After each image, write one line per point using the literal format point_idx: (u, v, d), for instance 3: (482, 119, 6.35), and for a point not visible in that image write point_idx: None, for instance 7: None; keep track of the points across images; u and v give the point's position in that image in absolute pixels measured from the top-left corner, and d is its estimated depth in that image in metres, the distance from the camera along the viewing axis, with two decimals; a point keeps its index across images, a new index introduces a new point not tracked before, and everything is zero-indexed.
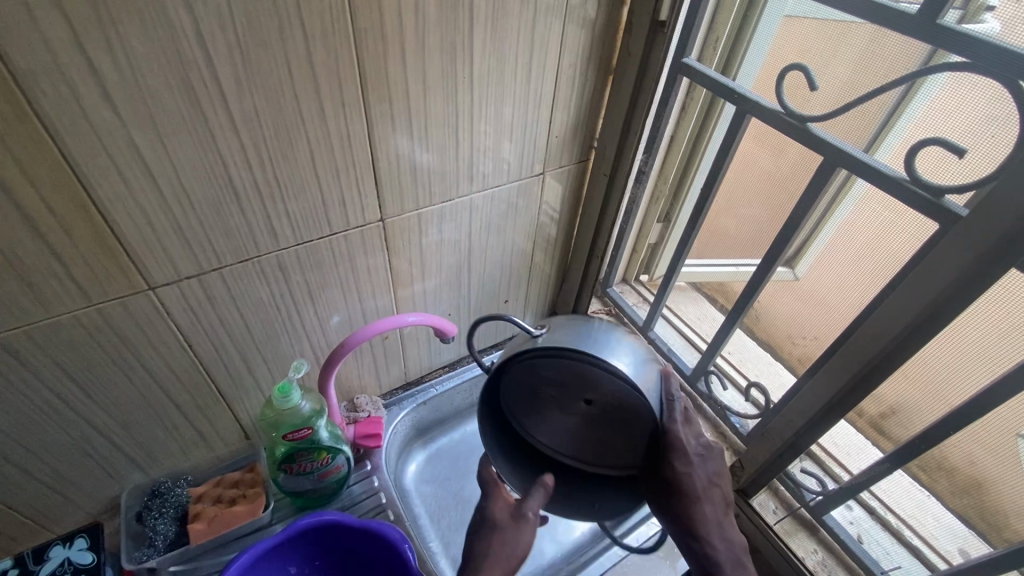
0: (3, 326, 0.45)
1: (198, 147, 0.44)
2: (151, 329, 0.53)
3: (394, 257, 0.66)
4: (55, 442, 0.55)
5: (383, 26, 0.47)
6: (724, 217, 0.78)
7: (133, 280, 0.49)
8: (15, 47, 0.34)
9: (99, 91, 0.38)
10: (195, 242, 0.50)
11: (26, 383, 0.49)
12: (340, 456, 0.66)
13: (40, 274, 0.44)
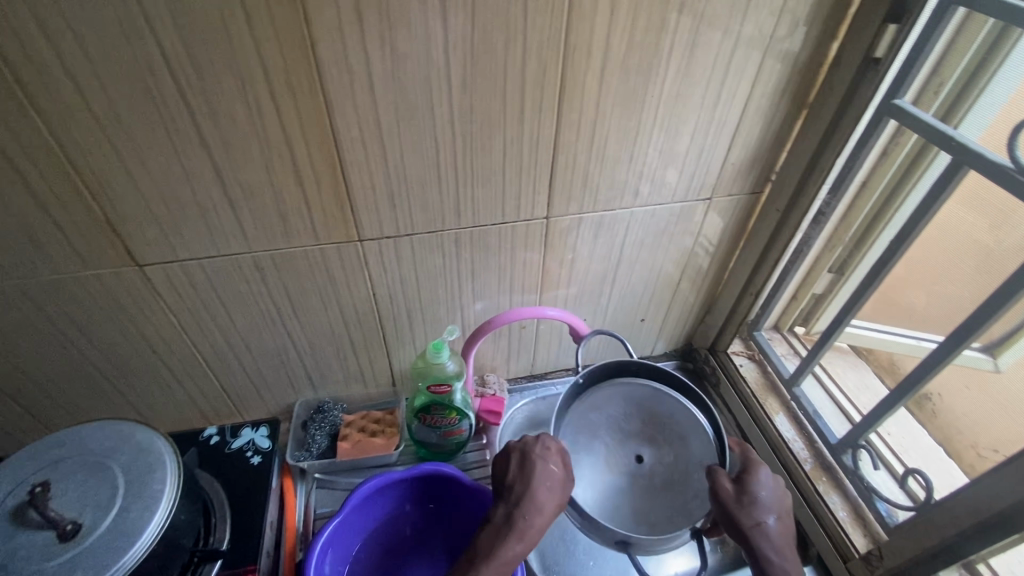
0: (261, 247, 0.59)
1: (422, 132, 0.54)
2: (350, 272, 0.64)
3: (549, 255, 0.71)
4: (265, 346, 0.70)
5: (591, 45, 0.52)
6: (913, 292, 0.75)
7: (350, 231, 0.60)
8: (325, 40, 0.46)
9: (367, 78, 0.49)
10: (399, 209, 0.60)
11: (261, 294, 0.64)
12: (465, 421, 0.73)
13: (293, 213, 0.57)
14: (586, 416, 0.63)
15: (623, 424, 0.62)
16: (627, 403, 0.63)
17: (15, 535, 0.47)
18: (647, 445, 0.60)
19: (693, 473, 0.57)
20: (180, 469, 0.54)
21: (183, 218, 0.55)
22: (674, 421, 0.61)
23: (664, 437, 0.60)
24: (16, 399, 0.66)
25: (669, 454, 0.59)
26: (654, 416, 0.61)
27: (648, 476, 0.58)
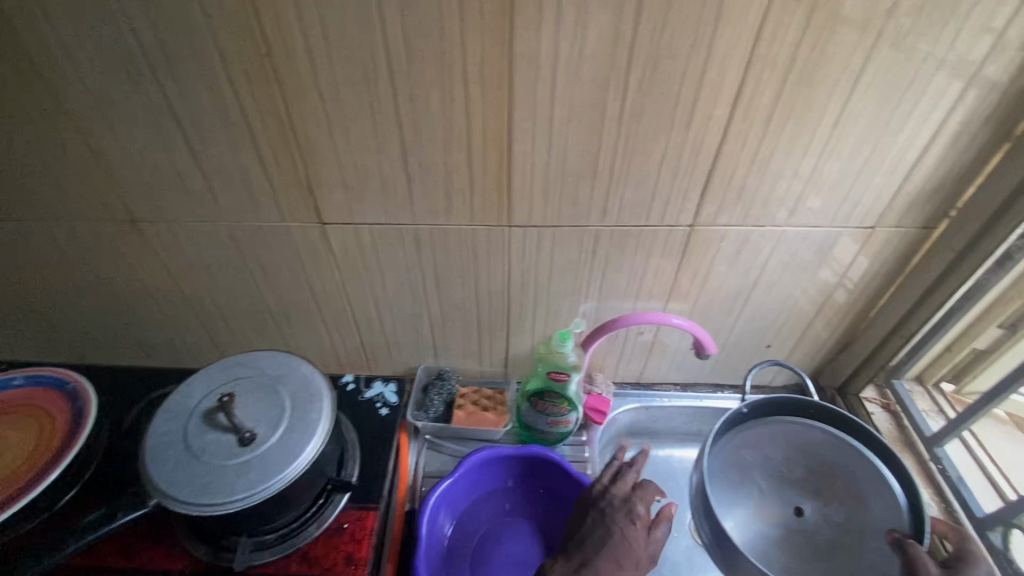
0: (422, 220, 0.65)
1: (589, 130, 0.56)
2: (494, 254, 0.69)
3: (685, 264, 0.71)
4: (405, 309, 0.76)
5: (778, 57, 0.51)
6: None
7: (502, 216, 0.64)
8: (522, 38, 0.50)
9: (550, 75, 0.52)
10: (551, 201, 0.63)
11: (412, 262, 0.70)
12: (574, 413, 0.75)
13: (456, 193, 0.62)
14: (751, 450, 0.69)
15: (786, 469, 0.68)
16: (796, 446, 0.68)
17: (207, 433, 0.56)
18: (809, 498, 0.66)
19: (867, 540, 0.61)
20: (334, 403, 0.61)
21: (365, 186, 0.62)
22: (848, 479, 0.65)
23: (832, 493, 0.65)
24: (205, 324, 0.79)
25: (836, 512, 0.64)
26: (823, 467, 0.66)
27: (808, 527, 0.64)
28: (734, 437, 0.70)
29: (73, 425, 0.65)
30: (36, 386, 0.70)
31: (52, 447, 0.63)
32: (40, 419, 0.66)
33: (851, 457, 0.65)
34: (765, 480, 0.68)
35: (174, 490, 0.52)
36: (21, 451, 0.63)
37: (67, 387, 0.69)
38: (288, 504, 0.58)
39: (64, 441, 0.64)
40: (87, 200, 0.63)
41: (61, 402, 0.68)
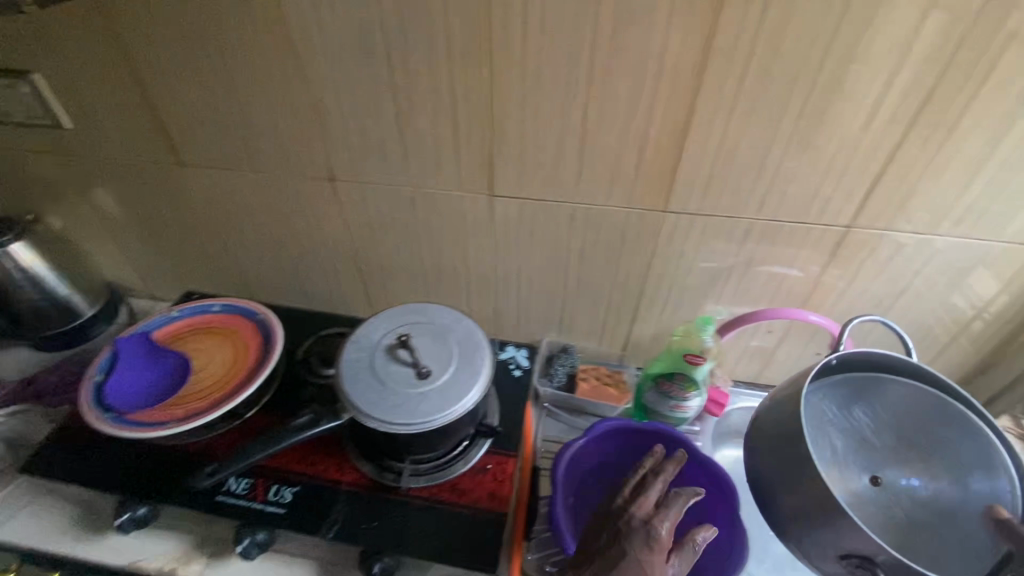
0: (584, 200, 0.70)
1: (766, 125, 0.60)
2: (643, 237, 0.73)
3: (830, 265, 0.72)
4: (545, 282, 0.82)
5: (975, 66, 0.53)
6: None
7: (660, 202, 0.69)
8: (725, 35, 0.54)
9: (742, 71, 0.56)
10: (712, 191, 0.67)
11: (564, 238, 0.76)
12: (696, 400, 0.77)
13: (622, 177, 0.67)
14: (835, 405, 0.67)
15: (869, 430, 0.66)
16: (881, 408, 0.66)
17: (389, 365, 0.65)
18: (891, 461, 0.64)
19: (945, 505, 0.61)
20: (492, 355, 0.67)
21: (540, 165, 0.68)
22: (935, 451, 0.63)
23: (913, 458, 0.63)
24: (363, 277, 0.89)
25: (922, 484, 0.62)
26: (909, 435, 0.64)
27: (888, 491, 0.62)
28: (820, 389, 0.67)
29: (265, 350, 0.76)
30: (231, 314, 0.81)
31: (248, 365, 0.73)
32: (238, 342, 0.77)
33: (938, 421, 0.64)
34: (848, 439, 0.65)
35: (366, 408, 0.61)
36: (224, 366, 0.74)
37: (257, 318, 0.80)
38: (447, 437, 0.66)
39: (259, 362, 0.74)
40: (301, 159, 0.74)
41: (252, 330, 0.79)
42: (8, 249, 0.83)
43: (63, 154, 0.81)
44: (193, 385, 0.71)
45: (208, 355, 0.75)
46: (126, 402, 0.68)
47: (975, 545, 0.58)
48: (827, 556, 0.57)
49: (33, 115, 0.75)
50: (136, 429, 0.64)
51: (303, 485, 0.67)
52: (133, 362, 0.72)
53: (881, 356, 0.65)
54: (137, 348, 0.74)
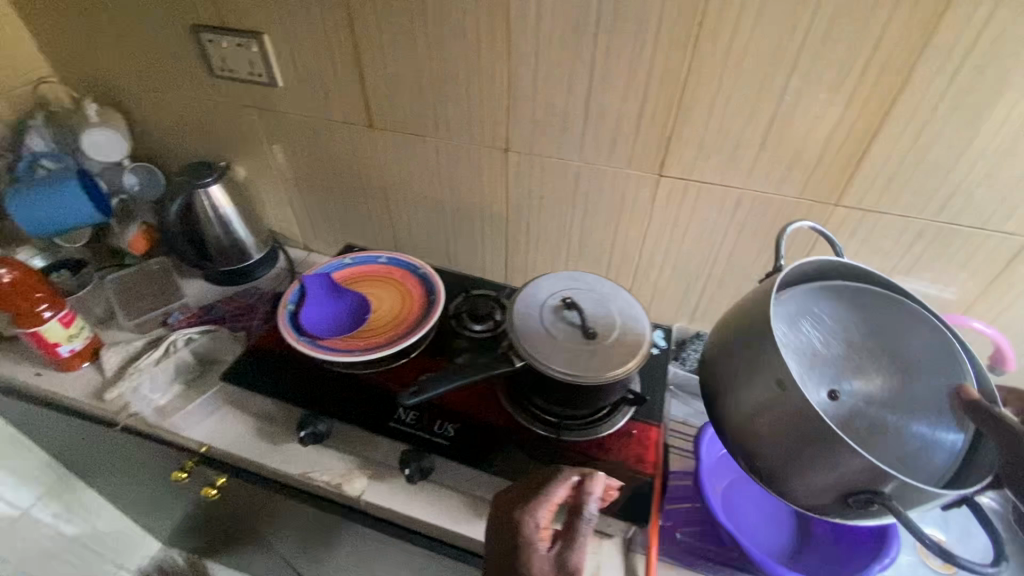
0: (754, 187, 0.73)
1: (967, 125, 0.60)
2: (805, 229, 0.75)
3: (1002, 276, 0.71)
4: (690, 266, 0.85)
5: None
6: None
7: (833, 194, 0.70)
8: (946, 31, 0.55)
9: (955, 69, 0.57)
10: (891, 188, 0.67)
11: (722, 223, 0.78)
12: None
13: (800, 166, 0.69)
14: (790, 324, 0.62)
15: (826, 345, 0.63)
16: (836, 317, 0.63)
17: (558, 324, 0.69)
18: (849, 373, 0.62)
19: (902, 399, 0.59)
20: (652, 328, 0.71)
21: (718, 148, 0.71)
22: (888, 352, 0.62)
23: (869, 366, 0.62)
24: (509, 246, 0.94)
25: (885, 388, 0.61)
26: (864, 339, 0.62)
27: (849, 405, 0.61)
28: (780, 311, 0.62)
29: (429, 302, 0.83)
30: (396, 267, 0.89)
31: (416, 314, 0.81)
32: (404, 292, 0.85)
33: (893, 321, 0.61)
34: (805, 359, 0.61)
35: (539, 359, 0.65)
36: (394, 312, 0.82)
37: (420, 273, 0.88)
38: (600, 399, 0.70)
39: (425, 312, 0.81)
40: (484, 129, 0.79)
41: (417, 283, 0.86)
42: (208, 188, 0.93)
43: (265, 108, 0.90)
44: (369, 325, 0.80)
45: (379, 301, 0.84)
46: (314, 331, 0.78)
47: (933, 432, 0.57)
48: (832, 495, 0.52)
49: (252, 72, 0.85)
50: (327, 353, 0.73)
51: (465, 422, 0.73)
52: (319, 297, 0.82)
53: (827, 262, 0.61)
54: (323, 286, 0.83)
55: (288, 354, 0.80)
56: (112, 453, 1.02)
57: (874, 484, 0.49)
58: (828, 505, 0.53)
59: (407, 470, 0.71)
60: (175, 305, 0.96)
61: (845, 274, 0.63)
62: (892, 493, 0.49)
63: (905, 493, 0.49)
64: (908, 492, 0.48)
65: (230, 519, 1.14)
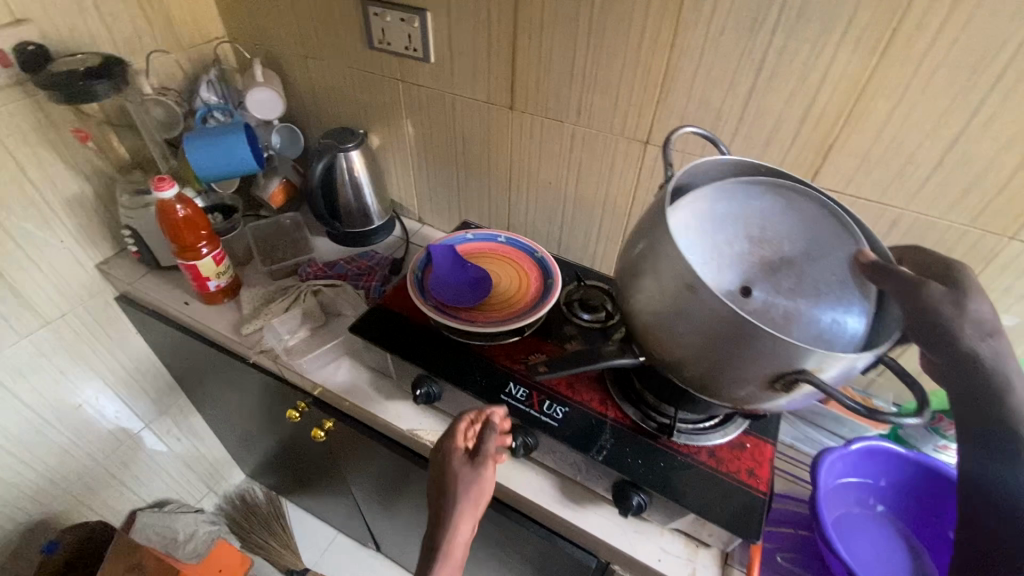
0: (918, 209, 0.68)
1: None
2: (969, 261, 0.69)
3: None
4: None
5: None
6: None
7: (1012, 228, 0.64)
8: None
9: None
10: None
11: None
12: None
13: (980, 192, 0.64)
14: (687, 229, 0.63)
15: (729, 243, 0.64)
16: (743, 211, 0.64)
17: None
18: (756, 266, 0.63)
19: (819, 275, 0.61)
20: None
21: (885, 163, 0.67)
22: (800, 237, 0.62)
23: (777, 253, 0.63)
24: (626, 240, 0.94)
25: (795, 268, 0.62)
26: (769, 226, 0.63)
27: (764, 299, 0.61)
28: (681, 220, 0.63)
29: (546, 285, 0.84)
30: (515, 247, 0.91)
31: (533, 294, 0.83)
32: (522, 273, 0.87)
33: (796, 205, 0.63)
34: (709, 258, 0.63)
35: None
36: (511, 290, 0.84)
37: (537, 256, 0.89)
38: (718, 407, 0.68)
39: (541, 295, 0.83)
40: (628, 120, 0.79)
41: (535, 266, 0.88)
42: (348, 152, 0.99)
43: (410, 82, 0.95)
44: (487, 299, 0.82)
45: (498, 278, 0.86)
46: (438, 296, 0.81)
47: (842, 296, 0.59)
48: (758, 382, 0.54)
49: (408, 46, 0.89)
50: (449, 318, 0.76)
51: (572, 407, 0.73)
52: (443, 265, 0.86)
53: (713, 164, 0.64)
54: (447, 256, 0.87)
55: (409, 317, 0.84)
56: (231, 385, 1.12)
57: (795, 364, 0.50)
58: (755, 391, 0.55)
59: (513, 444, 0.72)
60: (304, 257, 1.03)
61: (732, 171, 0.65)
62: (813, 368, 0.50)
63: (823, 359, 0.50)
64: (824, 360, 0.49)
65: (319, 462, 1.22)
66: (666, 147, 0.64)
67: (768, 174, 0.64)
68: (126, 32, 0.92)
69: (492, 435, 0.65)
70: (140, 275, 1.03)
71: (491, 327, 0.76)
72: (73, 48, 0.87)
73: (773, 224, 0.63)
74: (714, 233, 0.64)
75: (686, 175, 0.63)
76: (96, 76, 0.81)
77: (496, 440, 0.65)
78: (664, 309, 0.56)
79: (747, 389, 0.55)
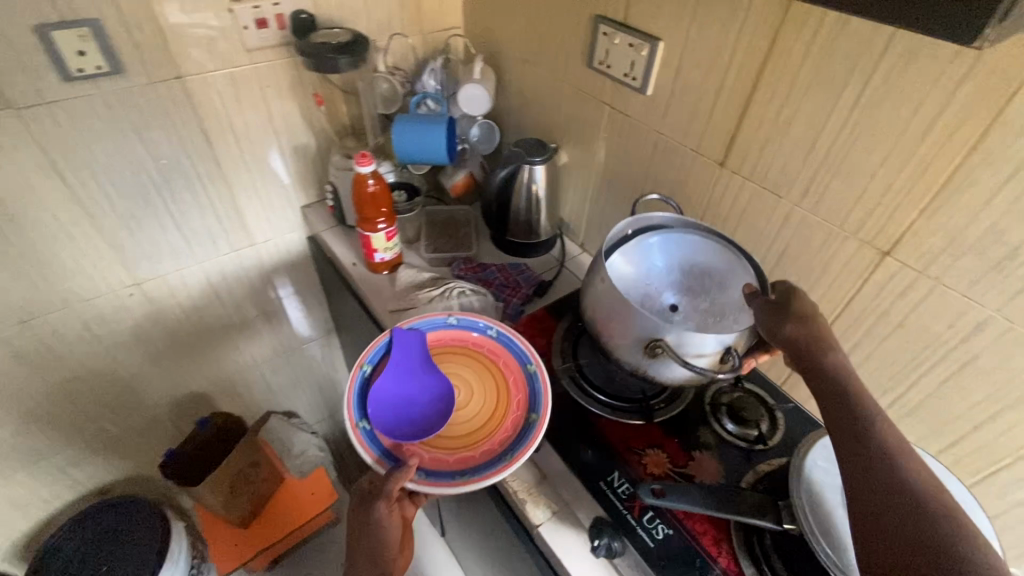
0: None
1: None
2: None
3: None
4: None
5: None
6: None
7: None
8: None
9: None
10: None
11: None
12: None
13: None
14: (627, 263, 0.77)
15: (664, 276, 0.77)
16: (675, 249, 0.77)
17: None
18: (682, 295, 0.77)
19: (725, 302, 0.73)
20: None
21: None
22: (716, 274, 0.75)
23: (697, 286, 0.76)
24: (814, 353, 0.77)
25: (697, 298, 0.76)
26: (694, 263, 0.76)
27: (683, 315, 0.75)
28: (621, 254, 0.76)
29: (526, 423, 0.71)
30: (503, 348, 0.79)
31: (503, 433, 0.71)
32: (500, 394, 0.75)
33: (718, 251, 0.74)
34: (641, 286, 0.77)
35: (826, 537, 0.51)
36: (487, 409, 0.73)
37: (527, 369, 0.76)
38: None
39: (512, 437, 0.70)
40: (868, 220, 0.63)
41: (521, 385, 0.75)
42: (533, 166, 0.96)
43: (617, 110, 0.88)
44: (448, 427, 0.72)
45: (468, 393, 0.76)
46: (381, 420, 0.71)
47: (736, 318, 0.72)
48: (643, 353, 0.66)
49: (629, 73, 0.82)
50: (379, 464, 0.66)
51: (678, 534, 0.62)
52: (401, 368, 0.76)
53: (657, 217, 0.77)
54: (410, 354, 0.77)
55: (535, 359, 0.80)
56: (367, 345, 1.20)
57: (656, 334, 0.63)
58: (643, 363, 0.67)
59: (596, 542, 0.62)
60: (461, 255, 1.06)
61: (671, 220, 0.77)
62: (672, 341, 0.63)
63: (678, 335, 0.62)
64: (678, 336, 0.62)
65: None
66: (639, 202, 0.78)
67: (700, 226, 0.76)
68: (381, 13, 1.01)
69: (398, 475, 0.64)
70: (329, 227, 1.15)
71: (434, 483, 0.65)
72: (335, 21, 0.97)
73: (695, 264, 0.76)
74: (649, 266, 0.78)
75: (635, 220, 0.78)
76: (343, 51, 0.91)
77: (397, 484, 0.64)
78: (602, 306, 0.69)
79: (638, 363, 0.68)
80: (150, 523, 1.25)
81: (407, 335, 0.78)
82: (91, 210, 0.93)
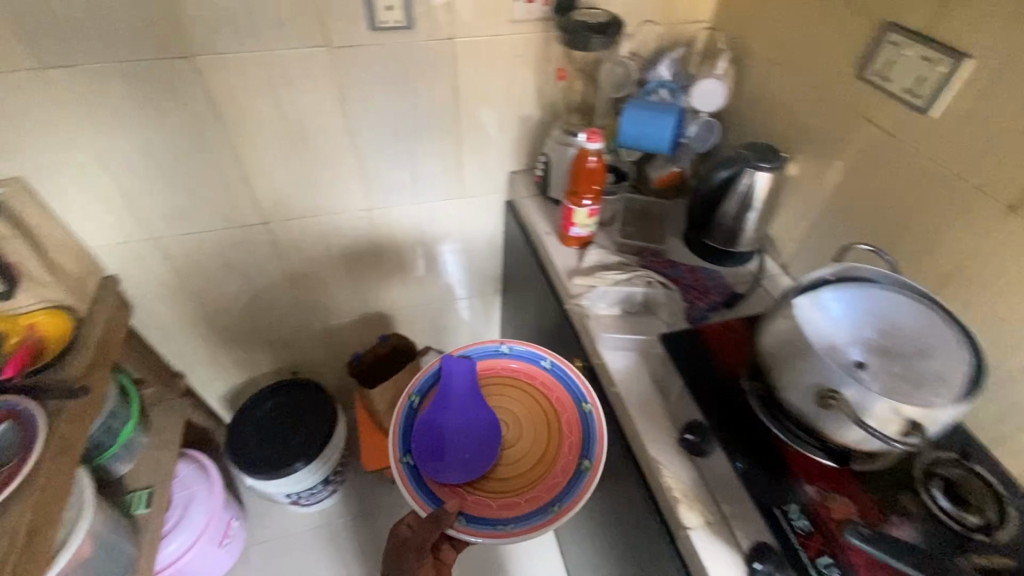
0: None
1: None
2: None
3: None
4: None
5: None
6: None
7: None
8: None
9: None
10: None
11: None
12: None
13: None
14: (814, 307, 0.69)
15: (855, 331, 0.69)
16: (873, 308, 0.69)
17: None
18: (872, 354, 0.67)
19: (928, 374, 0.63)
20: None
21: None
22: (920, 346, 0.65)
23: (893, 350, 0.66)
24: None
25: (889, 362, 0.65)
26: (891, 328, 0.68)
27: (871, 373, 0.65)
28: (811, 297, 0.69)
29: (577, 471, 0.81)
30: (557, 389, 0.91)
31: (553, 482, 0.81)
32: (551, 441, 0.86)
33: (929, 323, 0.65)
34: (826, 332, 0.68)
35: None
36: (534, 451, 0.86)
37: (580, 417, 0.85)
38: None
39: (558, 486, 0.80)
40: None
41: (572, 433, 0.85)
42: (757, 171, 0.91)
43: (881, 130, 0.79)
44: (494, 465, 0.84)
45: (514, 428, 0.88)
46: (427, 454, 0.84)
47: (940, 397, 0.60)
48: (809, 397, 0.62)
49: (912, 90, 0.73)
50: (420, 505, 0.78)
51: None
52: (444, 397, 0.89)
53: (861, 269, 0.70)
54: (453, 384, 0.90)
55: (721, 367, 0.78)
56: (535, 310, 1.28)
57: (832, 384, 0.59)
58: (808, 408, 0.63)
59: (756, 565, 0.61)
60: (651, 246, 1.05)
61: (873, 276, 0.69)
62: (850, 398, 0.58)
63: (860, 394, 0.57)
64: (860, 394, 0.57)
65: None
66: (848, 248, 0.76)
67: (911, 292, 0.67)
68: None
69: (436, 524, 0.75)
70: (531, 195, 1.22)
71: (477, 528, 0.77)
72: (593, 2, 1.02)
73: (894, 328, 0.68)
74: (841, 315, 0.70)
75: (833, 268, 0.71)
76: (597, 31, 0.95)
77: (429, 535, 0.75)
78: (776, 340, 0.67)
79: (801, 408, 0.64)
80: (322, 409, 1.47)
81: (453, 366, 0.91)
82: (355, 140, 1.12)
